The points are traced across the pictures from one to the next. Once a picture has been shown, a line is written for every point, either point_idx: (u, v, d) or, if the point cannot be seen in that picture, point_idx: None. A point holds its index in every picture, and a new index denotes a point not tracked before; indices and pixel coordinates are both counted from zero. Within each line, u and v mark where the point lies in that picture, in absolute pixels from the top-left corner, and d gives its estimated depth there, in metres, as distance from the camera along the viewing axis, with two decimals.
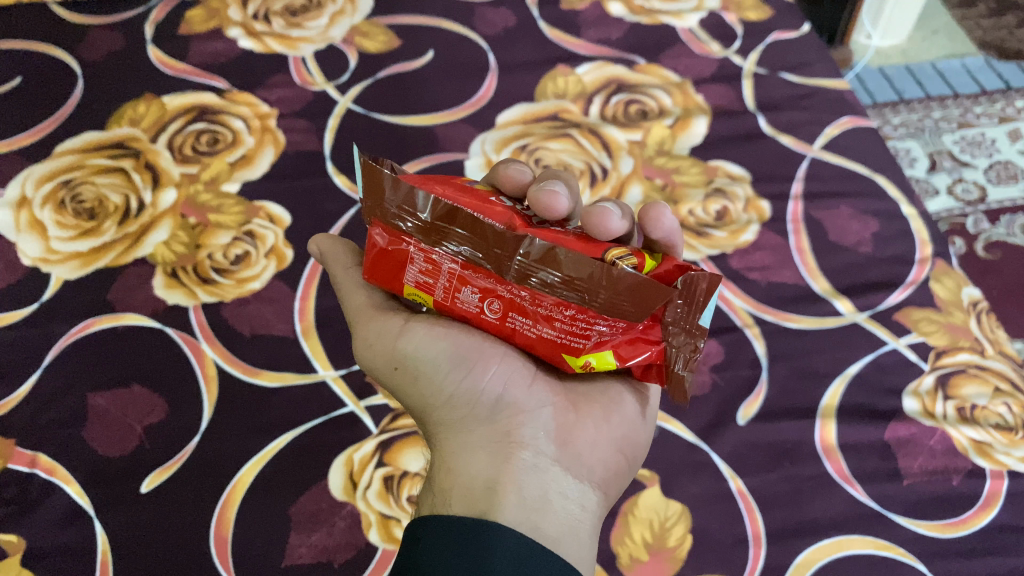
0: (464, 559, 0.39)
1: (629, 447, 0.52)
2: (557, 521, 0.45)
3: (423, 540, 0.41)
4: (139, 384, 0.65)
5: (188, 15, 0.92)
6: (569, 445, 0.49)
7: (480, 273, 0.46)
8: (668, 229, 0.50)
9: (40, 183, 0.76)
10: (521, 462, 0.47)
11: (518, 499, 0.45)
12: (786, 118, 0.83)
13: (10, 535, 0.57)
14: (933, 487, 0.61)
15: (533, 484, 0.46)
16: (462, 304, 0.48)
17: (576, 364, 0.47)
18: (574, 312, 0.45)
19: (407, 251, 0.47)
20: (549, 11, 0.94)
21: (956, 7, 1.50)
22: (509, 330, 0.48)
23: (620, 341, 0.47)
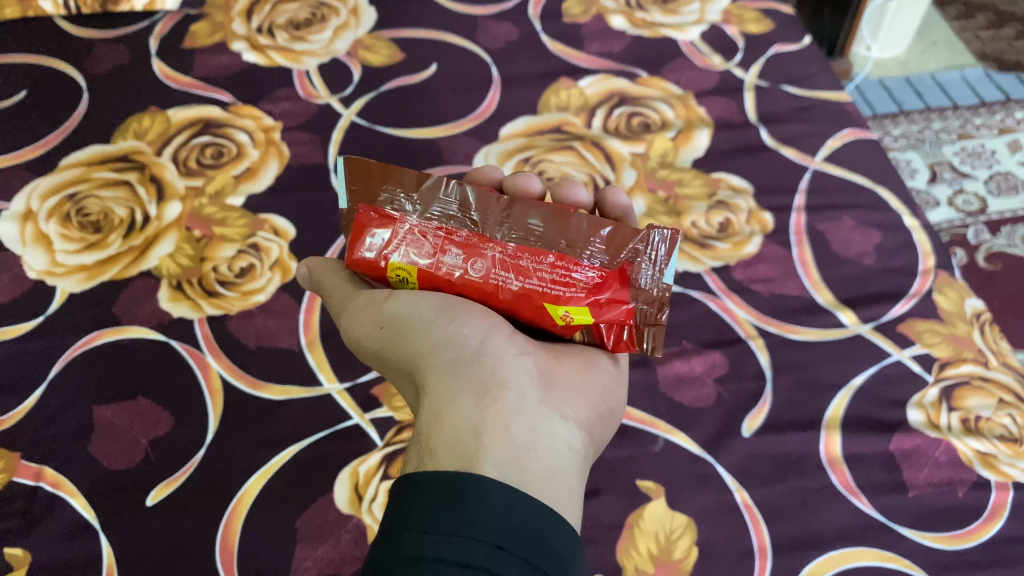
0: (449, 509, 0.38)
1: (605, 401, 0.52)
2: (545, 457, 0.44)
3: (409, 496, 0.39)
4: (144, 397, 0.65)
5: (193, 28, 0.92)
6: (552, 389, 0.48)
7: (465, 237, 0.52)
8: (623, 205, 0.63)
9: (46, 196, 0.76)
10: (507, 401, 0.46)
11: (506, 435, 0.44)
12: (788, 130, 0.84)
13: (15, 548, 0.57)
14: (939, 499, 0.61)
15: (520, 422, 0.45)
16: (446, 268, 0.50)
17: (557, 315, 0.50)
18: (554, 260, 0.52)
19: (395, 223, 0.52)
20: (551, 25, 0.95)
21: (955, 19, 1.51)
22: (492, 290, 0.50)
23: (597, 294, 0.51)
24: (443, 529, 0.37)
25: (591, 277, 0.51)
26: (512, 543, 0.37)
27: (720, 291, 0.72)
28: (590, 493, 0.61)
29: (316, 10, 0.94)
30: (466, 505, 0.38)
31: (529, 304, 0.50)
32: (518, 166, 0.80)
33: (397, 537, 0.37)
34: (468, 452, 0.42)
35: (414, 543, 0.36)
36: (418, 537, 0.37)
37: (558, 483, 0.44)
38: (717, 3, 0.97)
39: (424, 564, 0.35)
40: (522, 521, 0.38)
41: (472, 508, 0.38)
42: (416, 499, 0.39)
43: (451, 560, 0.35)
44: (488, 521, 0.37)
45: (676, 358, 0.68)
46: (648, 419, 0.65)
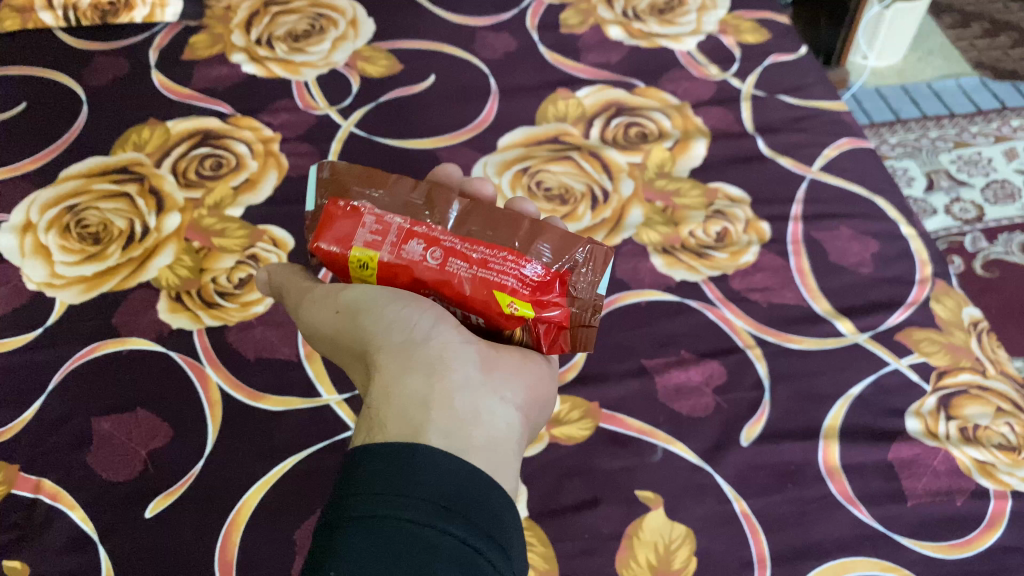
0: (396, 473, 0.39)
1: (545, 384, 0.53)
2: (486, 434, 0.45)
3: (358, 465, 0.40)
4: (143, 409, 0.65)
5: (193, 40, 0.93)
6: (496, 374, 0.49)
7: (425, 229, 0.52)
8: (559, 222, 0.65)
9: (46, 208, 0.76)
10: (452, 381, 0.46)
11: (450, 412, 0.44)
12: (785, 139, 0.84)
13: (13, 560, 0.57)
14: (938, 508, 0.61)
15: (463, 401, 0.45)
16: (406, 256, 0.51)
17: (503, 306, 0.50)
18: (505, 253, 0.51)
19: (362, 216, 0.52)
20: (548, 36, 0.95)
21: (950, 28, 1.51)
22: (444, 279, 0.50)
23: (542, 289, 0.50)
24: (391, 491, 0.38)
25: (537, 274, 0.50)
26: (456, 504, 0.38)
27: (718, 300, 0.72)
28: (589, 503, 0.61)
29: (314, 22, 0.95)
30: (411, 471, 0.39)
31: (476, 292, 0.50)
32: (516, 177, 0.80)
33: (347, 501, 0.38)
34: (414, 425, 0.43)
35: (363, 507, 0.37)
36: (367, 501, 0.37)
37: (498, 458, 0.44)
38: (713, 14, 0.97)
39: (373, 524, 0.36)
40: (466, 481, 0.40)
41: (419, 472, 0.39)
42: (365, 466, 0.40)
43: (399, 519, 0.36)
44: (433, 484, 0.39)
45: (674, 368, 0.68)
46: (647, 428, 0.65)
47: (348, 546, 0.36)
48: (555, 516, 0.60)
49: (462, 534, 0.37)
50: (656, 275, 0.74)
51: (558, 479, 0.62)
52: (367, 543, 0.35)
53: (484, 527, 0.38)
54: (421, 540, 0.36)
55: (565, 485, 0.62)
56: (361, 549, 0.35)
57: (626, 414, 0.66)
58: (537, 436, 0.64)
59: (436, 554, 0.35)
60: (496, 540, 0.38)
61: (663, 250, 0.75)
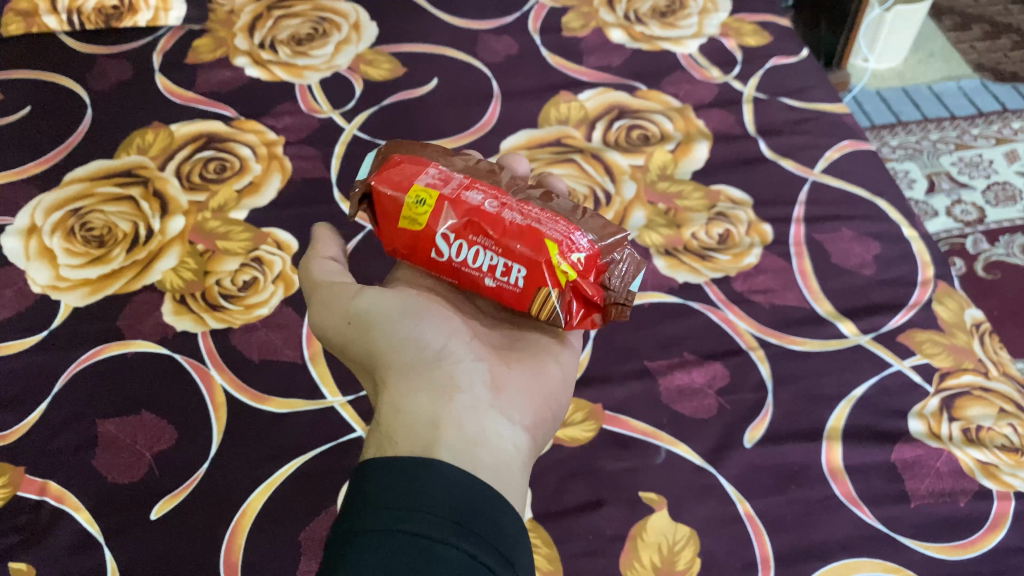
0: (408, 488, 0.39)
1: (553, 403, 0.53)
2: (493, 454, 0.45)
3: (370, 477, 0.40)
4: (148, 411, 0.65)
5: (196, 44, 0.93)
6: (503, 395, 0.49)
7: (485, 187, 0.55)
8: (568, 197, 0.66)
9: (50, 211, 0.77)
10: (461, 401, 0.47)
11: (459, 431, 0.45)
12: (786, 142, 0.84)
13: (19, 562, 0.57)
14: (941, 509, 0.61)
15: (472, 421, 0.46)
16: (466, 198, 0.53)
17: (552, 252, 0.51)
18: (558, 219, 0.53)
19: (428, 167, 0.56)
20: (551, 39, 0.96)
21: (951, 31, 1.52)
22: (499, 221, 0.52)
23: (586, 254, 0.52)
24: (401, 506, 0.38)
25: (585, 241, 0.52)
26: (467, 521, 0.38)
27: (720, 302, 0.72)
28: (593, 504, 0.61)
29: (317, 25, 0.95)
30: (422, 485, 0.39)
31: (528, 236, 0.51)
32: None
33: (357, 514, 0.38)
34: (424, 442, 0.43)
35: (373, 519, 0.37)
36: (377, 514, 0.38)
37: (506, 476, 0.45)
38: (715, 17, 0.98)
39: (383, 536, 0.37)
40: (478, 497, 0.40)
41: (431, 488, 0.39)
42: (376, 479, 0.40)
43: (409, 533, 0.37)
44: (444, 501, 0.39)
45: (677, 370, 0.68)
46: (650, 430, 0.65)
47: (357, 557, 0.36)
48: (559, 518, 0.61)
49: (471, 549, 0.37)
50: (658, 277, 0.74)
51: (561, 480, 0.62)
52: (377, 555, 0.36)
53: (493, 544, 0.38)
54: (429, 553, 0.36)
55: (568, 487, 0.62)
56: (371, 562, 0.35)
57: (629, 416, 0.66)
58: None
59: (445, 567, 0.35)
60: (506, 557, 0.38)
61: (665, 251, 0.75)
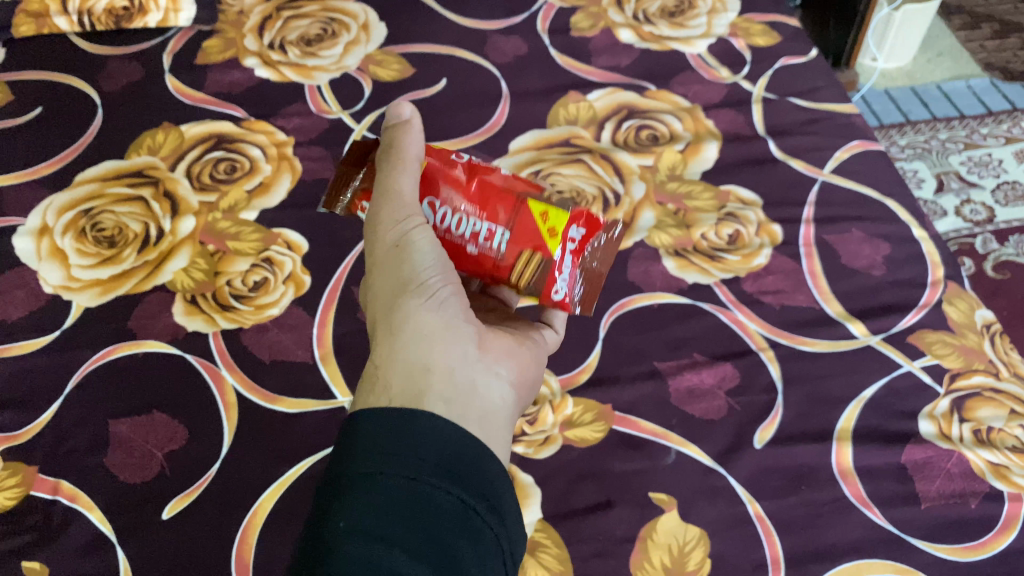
0: (401, 434, 0.39)
1: (535, 368, 0.53)
2: (480, 409, 0.45)
3: (360, 424, 0.40)
4: (160, 411, 0.65)
5: (205, 45, 0.94)
6: (492, 351, 0.49)
7: None
8: None
9: (62, 212, 0.77)
10: (455, 355, 0.46)
11: (451, 384, 0.44)
12: (796, 142, 0.84)
13: (33, 561, 0.58)
14: (952, 511, 0.61)
15: (463, 375, 0.45)
16: None
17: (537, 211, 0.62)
18: None
19: None
20: (559, 39, 0.96)
21: (960, 30, 1.51)
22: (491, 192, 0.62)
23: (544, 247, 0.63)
24: (396, 451, 0.38)
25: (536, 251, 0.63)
26: (456, 466, 0.39)
27: (730, 303, 0.72)
28: (603, 505, 0.61)
29: (326, 26, 0.96)
30: (413, 433, 0.39)
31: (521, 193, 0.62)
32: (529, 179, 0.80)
33: (347, 459, 0.38)
34: (417, 389, 0.43)
35: (368, 463, 0.38)
36: (372, 457, 0.38)
37: (489, 433, 0.45)
38: (724, 16, 0.98)
39: (378, 480, 0.37)
40: (470, 444, 0.41)
41: (423, 434, 0.40)
42: (367, 423, 0.40)
43: (404, 478, 0.37)
44: (435, 447, 0.39)
45: (687, 371, 0.68)
46: (660, 431, 0.65)
47: (354, 504, 0.36)
48: (568, 519, 0.61)
49: (463, 494, 0.38)
50: (668, 278, 0.74)
51: (571, 482, 0.63)
52: (373, 500, 0.36)
53: (481, 488, 0.39)
54: (425, 499, 0.37)
55: (578, 488, 0.62)
56: (367, 507, 0.36)
57: (639, 417, 0.66)
58: (550, 439, 0.65)
59: (440, 515, 0.36)
60: (494, 500, 0.40)
61: (674, 252, 0.76)
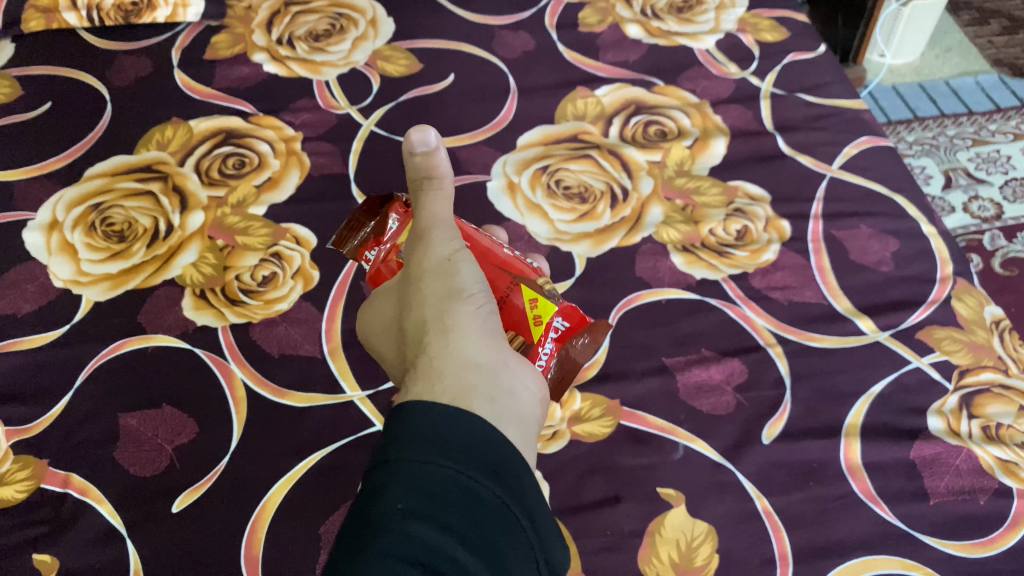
0: (449, 427, 0.39)
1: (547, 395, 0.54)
2: (519, 416, 0.45)
3: (406, 412, 0.40)
4: (169, 405, 0.65)
5: (214, 40, 0.94)
6: (523, 365, 0.50)
7: None
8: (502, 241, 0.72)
9: (72, 206, 0.77)
10: (497, 360, 0.47)
11: (496, 386, 0.45)
12: (804, 138, 0.84)
13: (44, 554, 0.58)
14: (961, 507, 0.60)
15: (505, 382, 0.46)
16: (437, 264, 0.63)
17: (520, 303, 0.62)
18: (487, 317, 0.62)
19: None
20: (567, 34, 0.96)
21: (968, 25, 1.51)
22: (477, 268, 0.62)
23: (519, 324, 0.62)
24: (448, 444, 0.38)
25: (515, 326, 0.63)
26: (498, 466, 0.40)
27: (739, 299, 0.72)
28: (611, 500, 0.61)
29: (334, 21, 0.96)
30: (462, 430, 0.40)
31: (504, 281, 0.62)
32: (536, 175, 0.80)
33: (394, 443, 0.38)
34: (468, 385, 0.43)
35: (416, 449, 0.38)
36: (424, 446, 0.38)
37: (525, 439, 0.45)
38: (732, 12, 0.97)
39: (431, 469, 0.37)
40: (513, 450, 0.41)
41: (467, 429, 0.40)
42: (414, 413, 0.40)
43: (451, 468, 0.37)
44: (479, 445, 0.40)
45: (695, 366, 0.68)
46: (668, 426, 0.65)
47: (401, 482, 0.36)
48: (576, 513, 0.61)
49: (506, 498, 0.38)
50: (676, 274, 0.74)
51: (579, 476, 0.63)
52: (422, 483, 0.36)
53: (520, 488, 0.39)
54: (474, 496, 0.37)
55: (586, 482, 0.62)
56: (416, 491, 0.36)
57: (647, 412, 0.66)
58: (559, 434, 0.65)
59: (485, 513, 0.37)
60: (530, 504, 0.40)
61: (682, 248, 0.75)
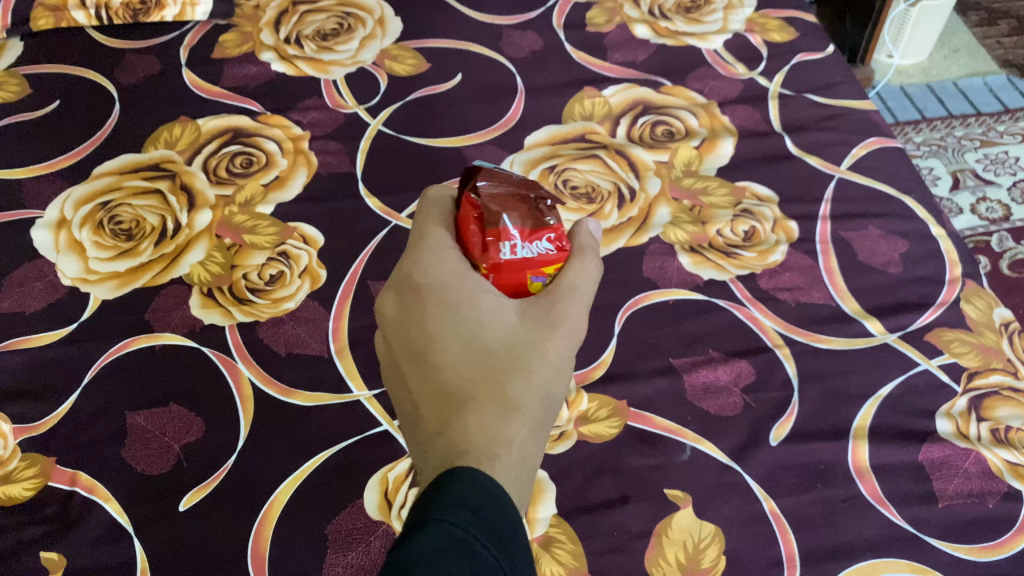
0: (495, 509, 0.41)
1: None
2: None
3: (456, 479, 0.42)
4: (177, 403, 0.65)
5: (222, 39, 0.94)
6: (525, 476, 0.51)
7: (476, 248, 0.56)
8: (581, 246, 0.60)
9: (80, 204, 0.78)
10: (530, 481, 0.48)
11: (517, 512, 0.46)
12: (813, 138, 0.84)
13: (51, 552, 0.58)
14: (970, 510, 0.60)
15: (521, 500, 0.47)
16: None
17: None
18: None
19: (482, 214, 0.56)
20: (575, 34, 0.96)
21: (977, 26, 1.50)
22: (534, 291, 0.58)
23: None
24: (491, 527, 0.40)
25: None
26: (521, 555, 0.41)
27: (747, 300, 0.72)
28: (618, 500, 0.61)
29: (342, 21, 0.96)
30: (504, 517, 0.41)
31: None
32: (544, 174, 0.80)
33: (439, 505, 0.40)
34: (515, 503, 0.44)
35: (462, 521, 0.39)
36: (471, 519, 0.40)
37: None
38: (740, 12, 0.97)
39: (471, 542, 0.38)
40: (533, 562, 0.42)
41: (505, 515, 0.41)
42: (462, 485, 0.41)
43: (485, 549, 0.39)
44: (510, 529, 0.41)
45: (702, 367, 0.68)
46: (675, 427, 0.65)
47: (442, 541, 0.38)
48: (583, 514, 0.61)
49: None
50: (684, 274, 0.74)
51: (586, 477, 0.63)
52: (458, 550, 0.38)
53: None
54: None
55: (593, 483, 0.62)
56: (452, 557, 0.37)
57: (654, 413, 0.66)
58: (565, 434, 0.65)
59: None
60: None
61: (690, 248, 0.75)
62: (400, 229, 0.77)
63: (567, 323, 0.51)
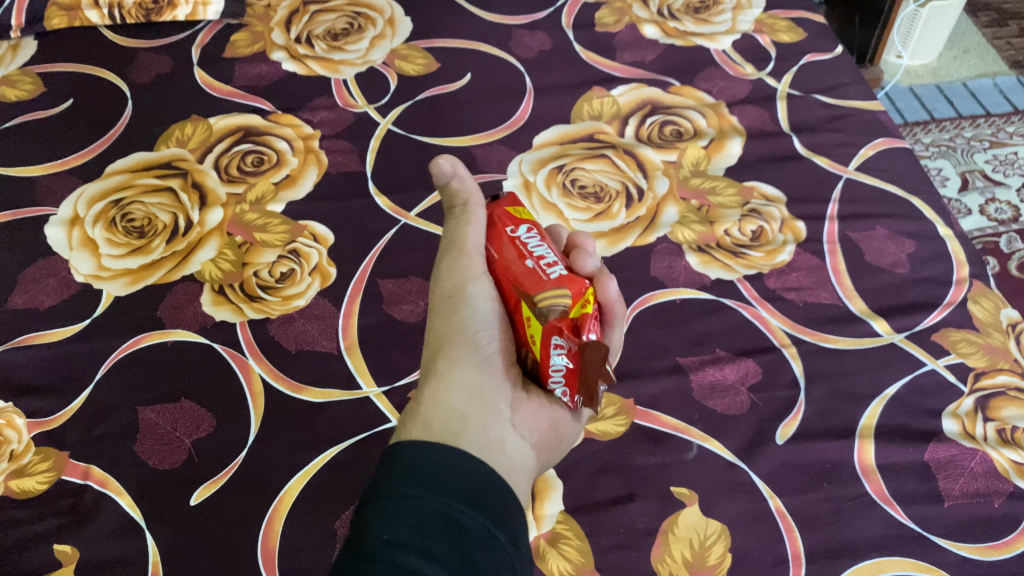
0: (432, 462, 0.45)
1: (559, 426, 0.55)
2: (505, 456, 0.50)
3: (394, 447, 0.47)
4: (188, 399, 0.66)
5: (233, 38, 0.95)
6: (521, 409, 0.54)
7: None
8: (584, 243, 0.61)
9: (93, 202, 0.79)
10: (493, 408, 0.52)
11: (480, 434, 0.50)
12: (821, 139, 0.84)
13: (64, 545, 0.59)
14: (975, 510, 0.60)
15: (494, 428, 0.51)
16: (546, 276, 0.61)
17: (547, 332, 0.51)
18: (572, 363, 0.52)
19: None
20: (584, 34, 0.96)
21: (987, 27, 1.50)
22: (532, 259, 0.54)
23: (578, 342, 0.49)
24: (435, 480, 0.44)
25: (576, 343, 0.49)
26: (473, 488, 0.45)
27: (754, 299, 0.72)
28: (624, 498, 0.62)
29: (352, 21, 0.96)
30: (447, 466, 0.45)
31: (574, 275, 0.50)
32: (552, 174, 0.80)
33: (382, 480, 0.43)
34: (452, 431, 0.49)
35: (406, 486, 0.43)
36: (411, 484, 0.43)
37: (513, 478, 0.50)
38: (749, 13, 0.97)
39: (416, 502, 0.42)
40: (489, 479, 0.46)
41: (445, 463, 0.45)
42: (401, 456, 0.45)
43: (429, 501, 0.42)
44: (454, 473, 0.45)
45: (709, 366, 0.68)
46: (682, 426, 0.65)
47: (389, 516, 0.41)
48: (590, 511, 0.61)
49: (489, 524, 0.43)
50: (691, 274, 0.74)
51: (593, 474, 0.63)
52: (399, 517, 0.41)
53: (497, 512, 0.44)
54: (456, 522, 0.42)
55: (599, 480, 0.63)
56: (393, 523, 0.41)
57: (661, 412, 0.66)
58: None
59: (469, 537, 0.42)
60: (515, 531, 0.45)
61: (698, 248, 0.76)
62: (409, 227, 0.78)
63: (451, 257, 0.56)
